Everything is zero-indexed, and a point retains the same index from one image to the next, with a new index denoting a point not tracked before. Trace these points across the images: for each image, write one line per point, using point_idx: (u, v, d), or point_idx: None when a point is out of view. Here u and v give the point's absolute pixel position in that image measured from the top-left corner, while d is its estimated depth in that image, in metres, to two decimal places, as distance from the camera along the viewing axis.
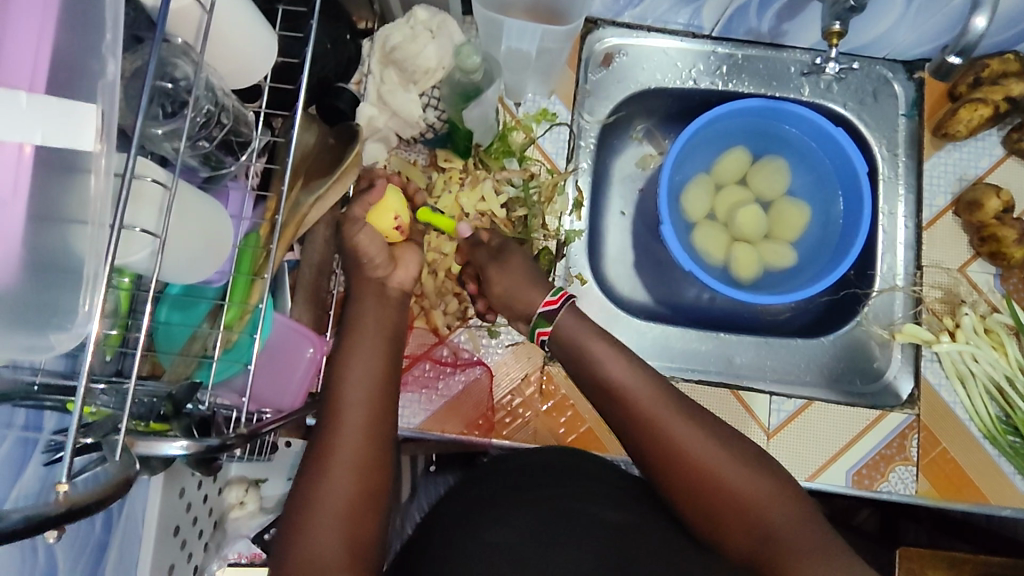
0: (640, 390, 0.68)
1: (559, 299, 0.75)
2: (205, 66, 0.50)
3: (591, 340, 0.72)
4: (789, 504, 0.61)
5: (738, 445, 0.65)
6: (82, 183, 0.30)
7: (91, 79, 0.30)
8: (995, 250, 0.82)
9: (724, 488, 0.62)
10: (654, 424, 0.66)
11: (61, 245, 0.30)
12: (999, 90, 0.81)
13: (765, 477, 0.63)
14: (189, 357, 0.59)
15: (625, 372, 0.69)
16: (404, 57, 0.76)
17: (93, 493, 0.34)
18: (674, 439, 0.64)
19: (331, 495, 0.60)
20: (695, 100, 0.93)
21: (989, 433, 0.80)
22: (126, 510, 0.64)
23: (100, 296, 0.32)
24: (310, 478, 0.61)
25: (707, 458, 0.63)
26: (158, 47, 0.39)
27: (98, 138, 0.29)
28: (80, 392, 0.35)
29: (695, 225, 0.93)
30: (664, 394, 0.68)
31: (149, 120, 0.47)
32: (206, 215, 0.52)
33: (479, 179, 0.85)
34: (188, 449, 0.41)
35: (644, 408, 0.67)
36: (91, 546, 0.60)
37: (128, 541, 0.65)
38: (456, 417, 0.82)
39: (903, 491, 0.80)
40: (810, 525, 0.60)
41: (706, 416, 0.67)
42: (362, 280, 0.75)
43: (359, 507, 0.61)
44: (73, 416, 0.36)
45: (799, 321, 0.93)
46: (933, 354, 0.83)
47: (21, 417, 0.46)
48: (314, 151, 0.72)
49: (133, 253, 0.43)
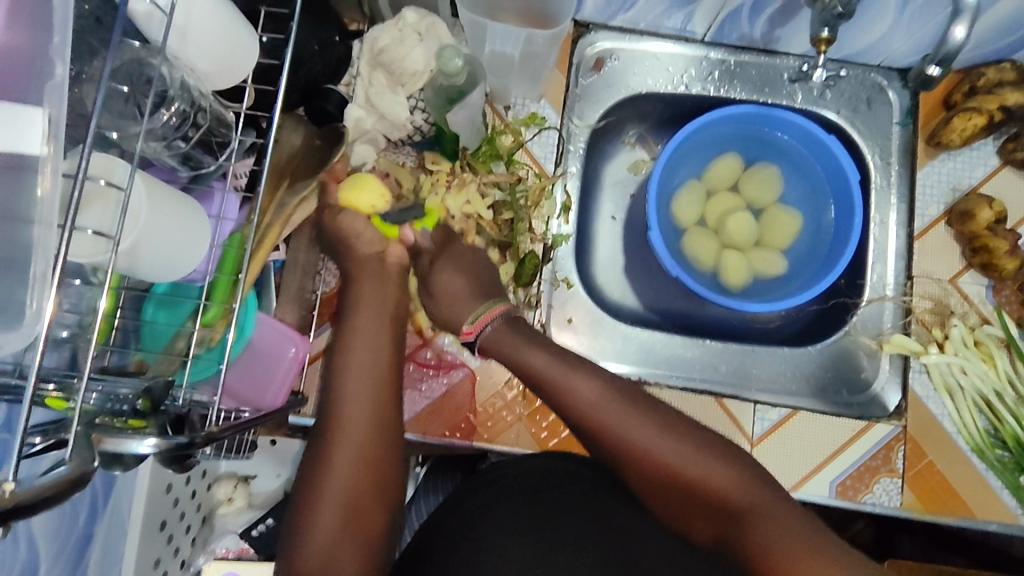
0: (595, 398, 0.67)
1: (477, 326, 0.74)
2: (178, 67, 0.50)
3: (531, 353, 0.70)
4: (756, 487, 0.61)
5: (696, 433, 0.65)
6: (31, 186, 0.30)
7: (41, 79, 0.30)
8: (987, 261, 0.81)
9: (692, 478, 0.62)
10: (607, 426, 0.65)
11: (10, 244, 0.30)
12: (994, 99, 0.80)
13: (726, 464, 0.62)
14: (172, 356, 0.60)
15: (576, 379, 0.68)
16: (391, 59, 0.77)
17: (43, 489, 0.34)
18: (630, 444, 0.64)
19: (325, 488, 0.61)
20: (687, 105, 0.93)
21: (977, 446, 0.79)
22: (110, 503, 0.64)
23: (50, 297, 0.32)
24: (306, 478, 0.63)
25: (668, 456, 0.63)
26: (117, 46, 0.39)
27: (47, 140, 0.30)
28: (30, 391, 0.35)
29: (684, 231, 0.93)
30: (612, 394, 0.67)
31: (118, 121, 0.47)
32: (178, 209, 0.52)
33: (465, 182, 0.83)
34: (157, 447, 0.41)
35: (593, 415, 0.66)
36: (75, 537, 0.60)
37: (113, 536, 0.65)
38: (437, 420, 0.82)
39: (887, 504, 0.79)
40: (778, 503, 0.60)
41: (661, 412, 0.66)
42: (361, 265, 0.74)
43: (354, 498, 0.62)
44: (26, 417, 0.36)
45: (788, 330, 0.92)
46: (922, 366, 0.83)
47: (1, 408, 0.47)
48: (300, 153, 0.72)
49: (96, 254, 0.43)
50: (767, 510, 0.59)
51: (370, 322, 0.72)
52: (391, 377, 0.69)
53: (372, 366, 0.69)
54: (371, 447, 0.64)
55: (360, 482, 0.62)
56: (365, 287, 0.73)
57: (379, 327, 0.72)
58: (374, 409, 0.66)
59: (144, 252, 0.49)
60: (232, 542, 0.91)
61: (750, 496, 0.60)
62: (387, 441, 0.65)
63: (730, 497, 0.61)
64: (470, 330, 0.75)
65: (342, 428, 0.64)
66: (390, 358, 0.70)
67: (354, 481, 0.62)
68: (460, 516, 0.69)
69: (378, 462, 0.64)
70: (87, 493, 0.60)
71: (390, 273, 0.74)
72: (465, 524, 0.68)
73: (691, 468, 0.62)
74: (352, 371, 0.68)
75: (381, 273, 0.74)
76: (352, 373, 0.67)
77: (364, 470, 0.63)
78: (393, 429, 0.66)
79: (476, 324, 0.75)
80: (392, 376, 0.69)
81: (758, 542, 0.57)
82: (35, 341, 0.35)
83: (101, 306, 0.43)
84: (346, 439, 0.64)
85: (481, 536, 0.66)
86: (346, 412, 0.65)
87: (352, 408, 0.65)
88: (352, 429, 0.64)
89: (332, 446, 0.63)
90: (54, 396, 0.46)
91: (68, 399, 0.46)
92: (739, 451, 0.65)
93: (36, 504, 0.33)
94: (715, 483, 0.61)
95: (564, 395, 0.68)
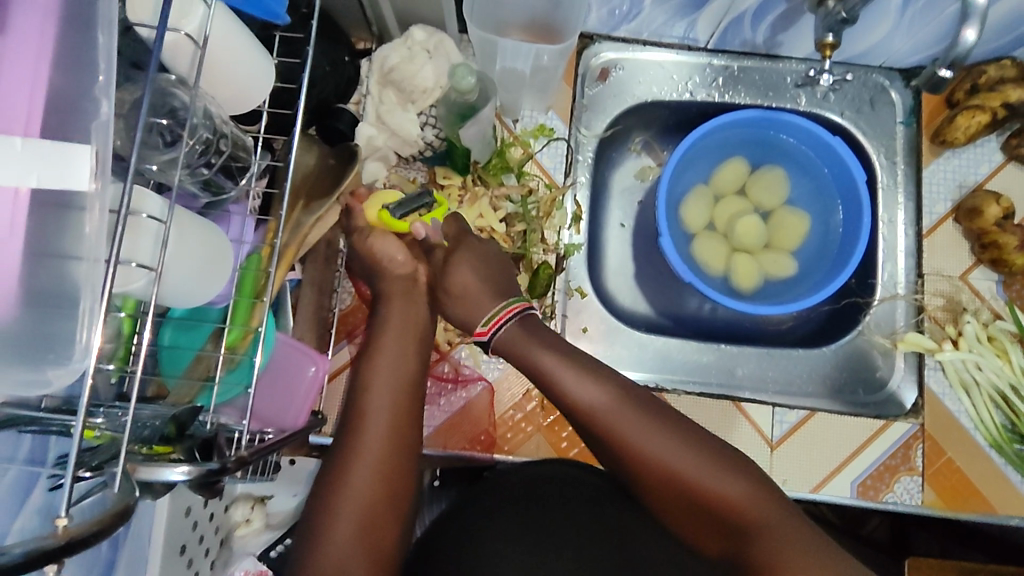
0: (607, 406, 0.65)
1: (490, 328, 0.70)
2: (202, 95, 0.51)
3: (547, 359, 0.68)
4: (767, 507, 0.60)
5: (713, 447, 0.64)
6: (77, 221, 0.29)
7: (85, 118, 0.29)
8: (996, 257, 0.82)
9: (707, 492, 0.61)
10: (620, 436, 0.64)
11: (57, 281, 0.30)
12: (997, 96, 0.80)
13: (738, 481, 0.61)
14: (194, 380, 0.60)
15: (591, 388, 0.66)
16: (401, 77, 0.78)
17: (91, 525, 0.34)
18: (644, 452, 0.63)
19: (339, 510, 0.61)
20: (692, 112, 0.94)
21: (994, 442, 0.80)
22: (132, 532, 0.64)
23: (99, 329, 0.31)
24: (326, 500, 0.62)
25: (681, 471, 0.62)
26: (152, 80, 0.39)
27: (94, 177, 0.29)
28: (79, 424, 0.35)
29: (694, 236, 0.93)
30: (627, 400, 0.66)
31: (148, 151, 0.48)
32: (204, 237, 0.53)
33: (477, 196, 0.84)
34: (188, 475, 0.43)
35: (606, 421, 0.65)
36: (100, 565, 0.59)
37: (134, 565, 0.65)
38: (458, 434, 0.83)
39: (908, 502, 0.80)
40: (789, 523, 0.59)
41: (678, 421, 0.65)
42: (388, 277, 0.73)
43: (367, 523, 0.61)
44: (73, 450, 0.36)
45: (802, 331, 0.92)
46: (936, 363, 0.83)
47: (26, 446, 0.47)
48: (314, 173, 0.73)
49: (133, 282, 0.43)
50: (785, 531, 0.59)
51: (394, 336, 0.72)
52: (411, 396, 0.69)
53: (394, 387, 0.68)
54: (387, 470, 0.64)
55: (370, 500, 0.62)
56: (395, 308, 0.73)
57: (404, 345, 0.72)
58: (394, 431, 0.66)
59: (172, 281, 0.50)
60: (251, 563, 0.88)
61: (764, 516, 0.60)
62: (405, 456, 0.65)
63: (745, 515, 0.60)
64: (482, 331, 0.71)
65: (360, 451, 0.64)
66: (413, 371, 0.71)
67: (364, 500, 0.62)
68: (475, 516, 0.69)
69: (397, 481, 0.64)
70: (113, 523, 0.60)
71: (417, 288, 0.74)
72: (484, 525, 0.68)
73: (707, 483, 0.61)
74: (374, 391, 0.68)
75: (406, 284, 0.74)
76: (372, 396, 0.67)
77: (375, 493, 0.62)
78: (411, 451, 0.66)
79: (488, 327, 0.71)
80: (411, 398, 0.68)
81: (773, 562, 0.57)
82: (88, 376, 0.35)
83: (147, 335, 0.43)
84: (362, 458, 0.63)
85: (505, 541, 0.67)
86: (368, 435, 0.65)
87: (371, 428, 0.65)
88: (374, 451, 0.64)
89: (342, 465, 0.63)
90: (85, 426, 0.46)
91: (100, 428, 0.46)
92: (758, 471, 0.64)
93: (88, 538, 0.33)
94: (733, 500, 0.60)
95: (578, 404, 0.66)
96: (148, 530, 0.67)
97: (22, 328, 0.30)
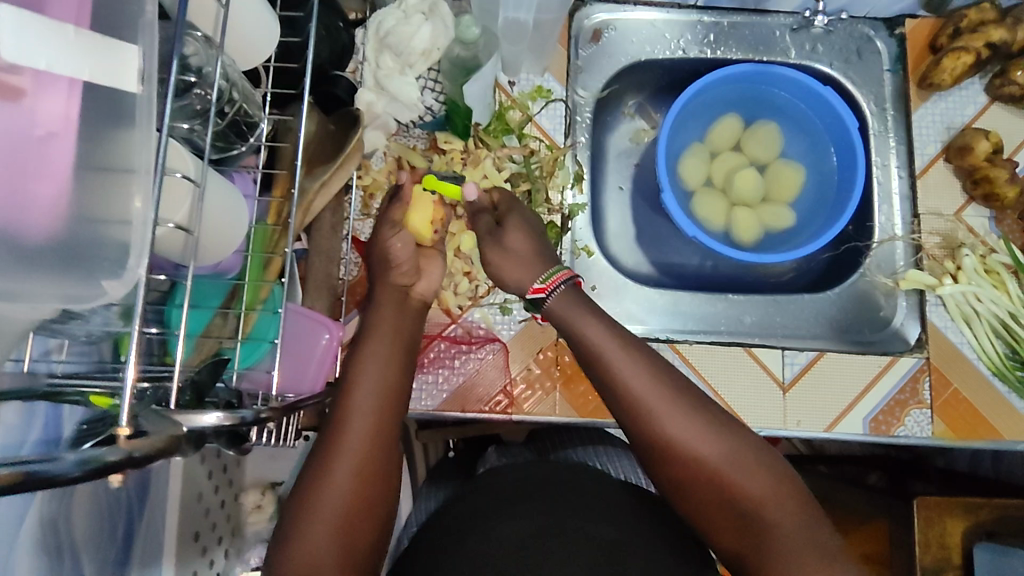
0: (641, 383, 0.62)
1: (547, 286, 0.70)
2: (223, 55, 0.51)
3: (589, 327, 0.66)
4: (789, 501, 0.59)
5: (740, 431, 0.62)
6: (124, 130, 0.31)
7: (131, 19, 0.31)
8: (988, 191, 0.84)
9: (732, 483, 0.60)
10: (651, 411, 0.62)
11: (103, 196, 0.31)
12: (980, 37, 0.82)
13: (764, 473, 0.60)
14: (211, 342, 0.57)
15: (625, 358, 0.64)
16: (397, 41, 0.76)
17: (148, 443, 0.34)
18: (674, 434, 0.61)
19: (318, 509, 0.57)
20: (684, 70, 0.95)
21: (998, 370, 0.82)
22: (145, 514, 0.62)
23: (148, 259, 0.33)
24: (303, 498, 0.58)
25: (707, 457, 0.60)
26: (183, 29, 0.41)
27: (140, 80, 0.31)
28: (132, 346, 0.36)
29: (693, 193, 0.94)
30: (664, 379, 0.63)
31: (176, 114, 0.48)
32: (237, 215, 0.53)
33: (480, 157, 0.85)
34: (222, 421, 0.42)
35: (641, 398, 0.62)
36: (114, 548, 0.57)
37: (149, 549, 0.63)
38: (473, 398, 0.82)
39: (919, 434, 0.81)
40: (809, 520, 0.58)
41: (711, 407, 0.63)
42: (385, 286, 0.75)
43: (348, 530, 0.57)
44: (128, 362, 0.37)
45: (801, 281, 0.96)
46: (937, 299, 0.85)
47: (37, 418, 0.48)
48: (315, 140, 0.72)
49: (177, 202, 0.44)
50: (801, 526, 0.58)
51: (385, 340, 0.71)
52: (396, 400, 0.66)
53: (383, 392, 0.65)
54: (370, 473, 0.60)
55: (350, 506, 0.58)
56: (387, 313, 0.73)
57: (393, 350, 0.70)
58: (378, 432, 0.62)
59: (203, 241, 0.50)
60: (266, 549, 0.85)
61: (783, 511, 0.59)
62: (387, 456, 0.62)
63: (762, 506, 0.59)
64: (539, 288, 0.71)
65: (344, 444, 0.60)
66: (397, 372, 0.68)
67: (343, 505, 0.58)
68: (485, 500, 0.68)
69: (378, 481, 0.60)
70: (122, 500, 0.58)
71: (408, 300, 0.75)
72: (492, 515, 0.65)
73: (713, 459, 0.60)
74: (357, 396, 0.63)
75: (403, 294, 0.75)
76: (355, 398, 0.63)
77: (358, 496, 0.59)
78: (394, 447, 0.63)
79: (545, 283, 0.71)
80: (396, 403, 0.65)
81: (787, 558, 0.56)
82: (138, 282, 0.36)
83: (186, 296, 0.45)
84: (344, 460, 0.59)
85: (523, 489, 0.67)
86: (351, 434, 0.61)
87: (357, 424, 0.61)
88: (356, 450, 0.60)
89: (324, 465, 0.59)
90: (99, 393, 0.42)
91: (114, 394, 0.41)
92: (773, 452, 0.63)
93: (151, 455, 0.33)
94: (738, 480, 0.59)
95: (605, 367, 0.64)
96: (161, 516, 0.64)
97: (54, 252, 0.30)
